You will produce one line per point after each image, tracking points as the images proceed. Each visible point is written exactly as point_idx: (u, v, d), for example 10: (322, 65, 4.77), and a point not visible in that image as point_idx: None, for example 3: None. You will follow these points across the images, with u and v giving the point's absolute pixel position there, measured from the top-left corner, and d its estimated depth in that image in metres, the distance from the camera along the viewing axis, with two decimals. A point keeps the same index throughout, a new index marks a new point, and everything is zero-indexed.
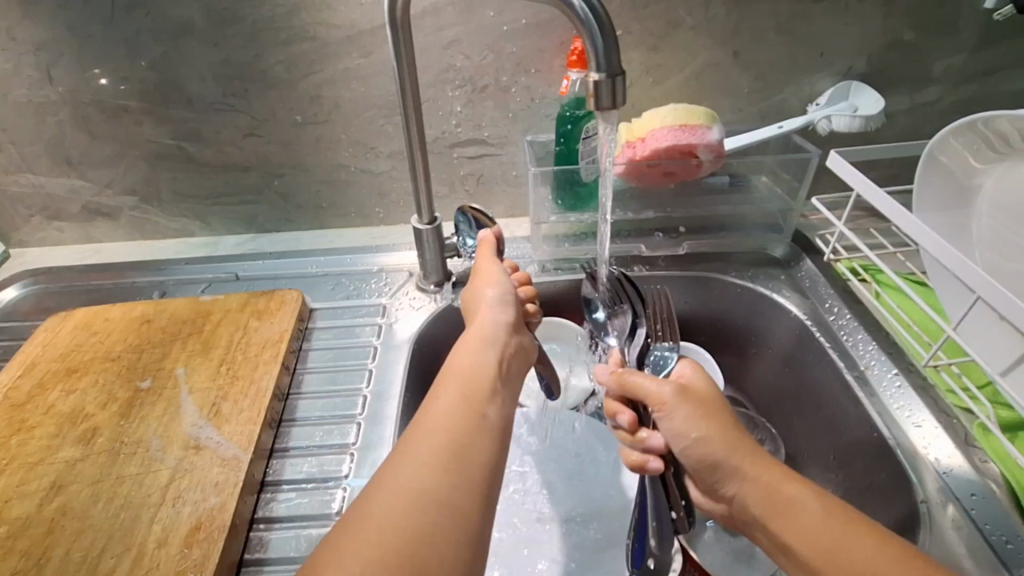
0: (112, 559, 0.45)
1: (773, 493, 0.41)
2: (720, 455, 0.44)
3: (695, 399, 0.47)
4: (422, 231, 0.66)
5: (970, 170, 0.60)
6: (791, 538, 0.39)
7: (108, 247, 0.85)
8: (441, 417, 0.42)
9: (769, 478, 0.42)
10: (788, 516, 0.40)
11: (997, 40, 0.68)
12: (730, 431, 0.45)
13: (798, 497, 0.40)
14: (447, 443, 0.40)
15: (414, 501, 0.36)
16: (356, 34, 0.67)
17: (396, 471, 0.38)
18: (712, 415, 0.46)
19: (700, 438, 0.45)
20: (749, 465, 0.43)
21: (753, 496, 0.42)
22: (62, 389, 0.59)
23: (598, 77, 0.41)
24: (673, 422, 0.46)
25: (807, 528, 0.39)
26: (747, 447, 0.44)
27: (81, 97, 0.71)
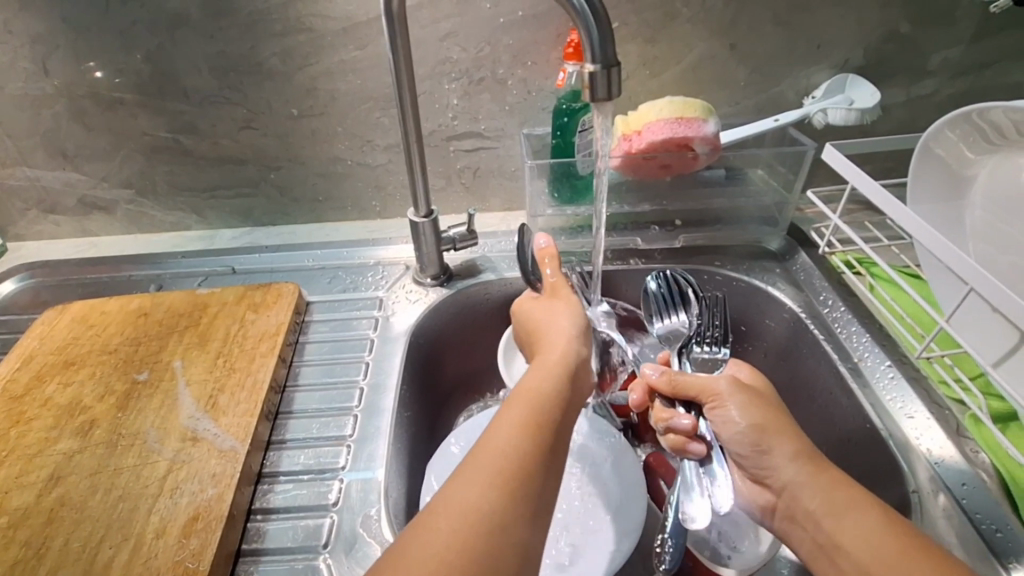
0: (110, 549, 0.45)
1: (834, 498, 0.43)
2: (779, 453, 0.47)
3: (753, 396, 0.51)
4: (418, 223, 0.66)
5: (963, 161, 0.60)
6: (845, 542, 0.41)
7: (105, 240, 0.85)
8: (536, 385, 0.43)
9: (831, 482, 0.44)
10: (848, 517, 0.41)
11: (994, 32, 0.68)
12: (797, 436, 0.48)
13: (860, 506, 0.42)
14: (542, 407, 0.41)
15: (523, 454, 0.37)
16: (351, 26, 0.67)
17: (500, 427, 0.39)
18: (776, 416, 0.49)
19: (767, 436, 0.48)
20: (815, 472, 0.45)
21: (814, 498, 0.44)
22: (60, 381, 0.59)
23: (593, 68, 0.41)
24: (728, 412, 0.50)
25: (863, 535, 0.40)
26: (816, 456, 0.46)
27: (76, 90, 0.71)
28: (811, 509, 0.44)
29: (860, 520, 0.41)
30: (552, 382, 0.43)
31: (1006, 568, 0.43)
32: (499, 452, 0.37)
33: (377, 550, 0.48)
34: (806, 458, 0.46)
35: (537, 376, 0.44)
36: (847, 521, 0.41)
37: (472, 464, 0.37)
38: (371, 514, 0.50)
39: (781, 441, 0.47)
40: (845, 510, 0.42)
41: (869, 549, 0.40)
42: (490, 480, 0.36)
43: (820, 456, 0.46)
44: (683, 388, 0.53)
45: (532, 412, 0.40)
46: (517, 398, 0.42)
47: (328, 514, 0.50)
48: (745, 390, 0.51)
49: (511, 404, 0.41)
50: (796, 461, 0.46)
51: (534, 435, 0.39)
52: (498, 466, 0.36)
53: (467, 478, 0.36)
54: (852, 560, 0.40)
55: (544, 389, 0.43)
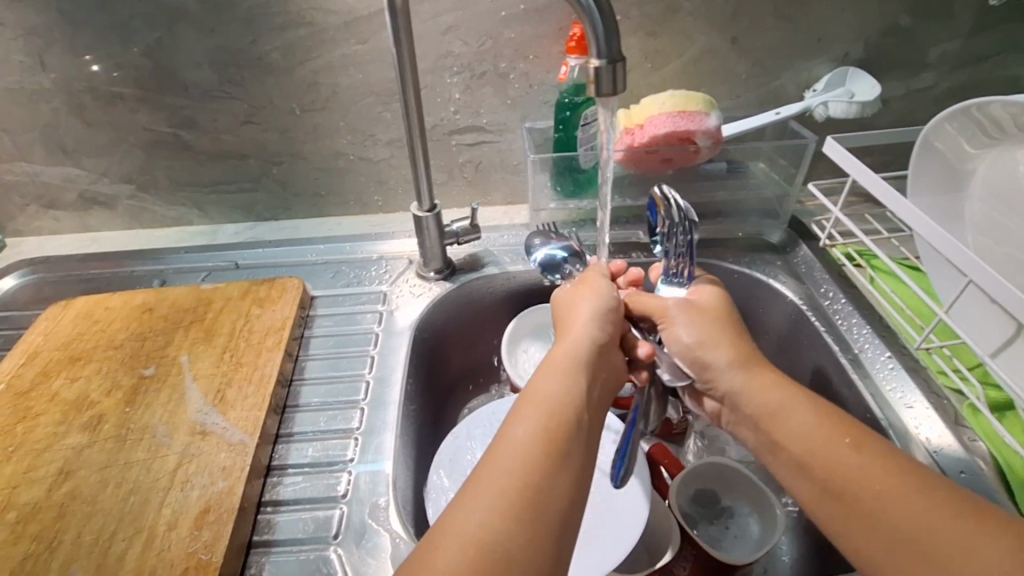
0: (123, 541, 0.46)
1: (769, 396, 0.47)
2: (718, 362, 0.50)
3: (700, 313, 0.53)
4: (422, 218, 0.66)
5: (962, 155, 0.61)
6: (783, 438, 0.45)
7: (105, 236, 0.84)
8: (547, 399, 0.42)
9: (768, 383, 0.48)
10: (781, 416, 0.46)
11: (993, 25, 0.69)
12: (736, 344, 0.50)
13: (793, 403, 0.46)
14: (556, 424, 0.40)
15: (532, 474, 0.37)
16: (352, 20, 0.67)
17: (508, 443, 0.39)
18: (720, 330, 0.51)
19: (707, 350, 0.51)
20: (756, 377, 0.48)
21: (750, 396, 0.48)
22: (66, 377, 0.59)
23: (598, 63, 0.42)
24: (675, 331, 0.53)
25: (799, 431, 0.44)
26: (757, 360, 0.49)
27: (75, 84, 0.71)
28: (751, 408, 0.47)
29: (794, 415, 0.45)
30: (564, 394, 0.43)
31: None
32: (507, 471, 0.37)
33: (387, 540, 0.48)
34: (744, 364, 0.49)
35: (552, 387, 0.43)
36: (782, 418, 0.46)
37: (480, 479, 0.37)
38: (379, 504, 0.51)
39: (718, 352, 0.50)
40: (779, 409, 0.46)
41: (801, 439, 0.44)
42: (501, 499, 0.36)
43: (761, 359, 0.50)
44: (640, 308, 0.56)
45: (541, 427, 0.40)
46: (522, 416, 0.41)
47: (338, 506, 0.51)
48: (692, 308, 0.53)
49: (520, 414, 0.41)
50: (731, 367, 0.49)
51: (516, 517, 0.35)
52: (512, 491, 0.36)
53: (477, 497, 0.36)
54: (789, 452, 0.45)
55: (556, 402, 0.42)
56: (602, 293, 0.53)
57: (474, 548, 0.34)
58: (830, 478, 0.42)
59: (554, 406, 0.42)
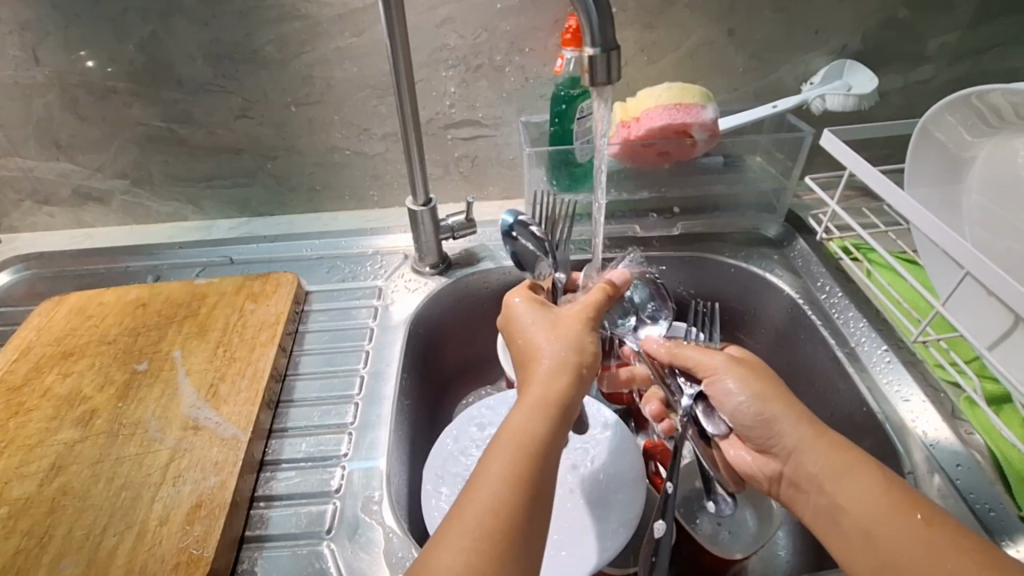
0: (114, 536, 0.45)
1: (833, 460, 0.45)
2: (779, 418, 0.48)
3: (745, 366, 0.51)
4: (417, 212, 0.66)
5: (962, 144, 0.60)
6: (847, 505, 0.43)
7: (100, 232, 0.84)
8: (521, 434, 0.39)
9: (830, 445, 0.46)
10: (845, 480, 0.44)
11: (992, 17, 0.68)
12: (792, 399, 0.49)
13: (861, 469, 0.44)
14: (532, 461, 0.38)
15: (503, 518, 0.35)
16: (347, 12, 0.66)
17: (481, 485, 0.37)
18: (771, 384, 0.50)
19: (763, 405, 0.49)
20: (820, 441, 0.46)
21: (814, 457, 0.46)
22: (58, 372, 0.59)
23: (592, 52, 0.41)
24: (726, 385, 0.51)
25: (864, 499, 0.42)
26: (815, 421, 0.48)
27: (68, 79, 0.70)
28: (816, 471, 0.46)
29: (859, 481, 0.43)
30: (540, 429, 0.39)
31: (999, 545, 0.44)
32: (490, 510, 0.35)
33: (380, 535, 0.48)
34: (803, 420, 0.47)
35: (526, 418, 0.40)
36: (848, 484, 0.43)
37: (457, 525, 0.35)
38: (373, 498, 0.51)
39: (778, 408, 0.48)
40: (844, 471, 0.44)
41: (864, 508, 0.42)
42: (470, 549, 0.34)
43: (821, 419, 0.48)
44: (683, 358, 0.55)
45: (517, 468, 0.37)
46: (497, 458, 0.38)
47: (331, 500, 0.51)
48: (739, 363, 0.51)
49: (495, 449, 0.39)
50: (795, 424, 0.47)
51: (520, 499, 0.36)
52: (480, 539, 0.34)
53: (451, 541, 0.34)
54: (851, 520, 0.43)
55: (532, 438, 0.39)
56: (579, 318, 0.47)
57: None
58: (891, 551, 0.40)
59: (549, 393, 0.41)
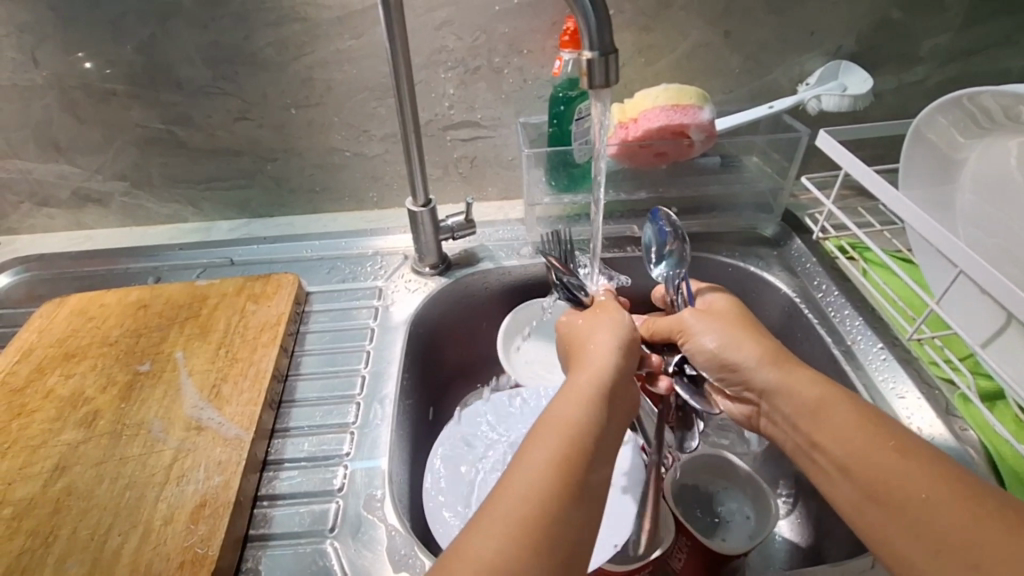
0: (119, 536, 0.46)
1: (807, 398, 0.44)
2: (749, 361, 0.48)
3: (717, 317, 0.51)
4: (416, 213, 0.66)
5: (954, 145, 0.61)
6: (823, 440, 0.42)
7: (99, 234, 0.84)
8: (565, 425, 0.39)
9: (807, 381, 0.45)
10: (820, 416, 0.43)
11: (984, 19, 0.69)
12: (761, 340, 0.48)
13: (834, 403, 0.43)
14: (578, 443, 0.38)
15: (548, 497, 0.35)
16: (346, 15, 0.67)
17: (526, 465, 0.36)
18: (743, 329, 0.50)
19: (732, 351, 0.49)
20: (793, 380, 0.45)
21: (790, 395, 0.45)
22: (61, 373, 0.59)
23: (591, 55, 0.42)
24: (698, 341, 0.51)
25: (840, 432, 0.41)
26: (788, 361, 0.47)
27: (67, 80, 0.70)
28: (792, 406, 0.45)
29: (836, 416, 0.42)
30: (581, 424, 0.39)
31: None
32: (523, 496, 0.35)
33: (383, 533, 0.49)
34: (775, 360, 0.47)
35: (568, 404, 0.41)
36: (825, 419, 0.42)
37: (490, 511, 0.35)
38: (375, 496, 0.51)
39: (747, 351, 0.48)
40: (820, 407, 0.43)
41: (843, 444, 0.41)
42: (511, 527, 0.33)
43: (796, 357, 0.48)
44: (657, 331, 0.55)
45: (564, 447, 0.37)
46: (540, 438, 0.38)
47: (333, 499, 0.51)
48: (709, 315, 0.52)
49: (535, 439, 0.38)
50: (763, 365, 0.47)
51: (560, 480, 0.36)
52: (525, 518, 0.34)
53: (486, 523, 0.34)
54: (828, 455, 0.42)
55: (573, 430, 0.38)
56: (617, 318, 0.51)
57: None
58: (872, 484, 0.39)
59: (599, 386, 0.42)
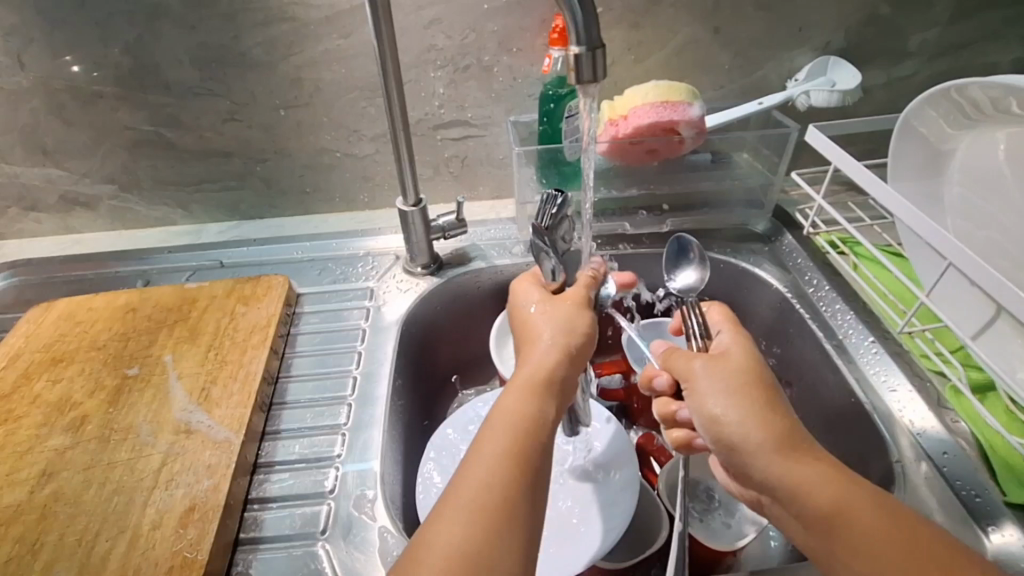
0: (107, 541, 0.45)
1: (829, 503, 0.39)
2: (754, 440, 0.41)
3: (729, 376, 0.44)
4: (408, 213, 0.66)
5: (943, 137, 0.61)
6: (851, 554, 0.37)
7: (87, 237, 0.83)
8: (483, 472, 0.39)
9: (822, 475, 0.40)
10: (841, 525, 0.38)
11: (971, 14, 0.70)
12: (774, 416, 0.42)
13: (862, 512, 0.38)
14: (524, 431, 0.42)
15: (503, 490, 0.39)
16: (335, 14, 0.66)
17: (446, 515, 0.38)
18: (751, 391, 0.43)
19: (735, 423, 0.42)
20: (807, 480, 0.39)
21: (805, 495, 0.39)
22: (47, 379, 0.58)
23: (578, 50, 0.41)
24: (705, 403, 0.44)
25: (872, 546, 0.37)
26: (799, 441, 0.41)
27: (53, 83, 0.70)
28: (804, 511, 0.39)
29: (862, 524, 0.38)
30: (504, 469, 0.39)
31: (985, 531, 0.45)
32: (448, 549, 0.36)
33: (375, 534, 0.48)
34: (755, 421, 0.42)
35: (517, 396, 0.44)
36: (848, 527, 0.38)
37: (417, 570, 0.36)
38: (367, 496, 0.51)
39: (756, 430, 0.41)
40: (838, 515, 0.38)
41: (875, 556, 0.37)
42: (471, 516, 0.37)
43: (803, 438, 0.42)
44: (673, 368, 0.48)
45: (513, 438, 0.41)
46: (491, 432, 0.42)
47: (325, 501, 0.51)
48: (720, 370, 0.45)
49: (461, 480, 0.40)
50: (771, 451, 0.41)
51: (482, 523, 0.37)
52: (476, 503, 0.38)
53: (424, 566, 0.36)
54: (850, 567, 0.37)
55: (496, 474, 0.39)
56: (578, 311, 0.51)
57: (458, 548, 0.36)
58: None
59: (521, 419, 0.42)
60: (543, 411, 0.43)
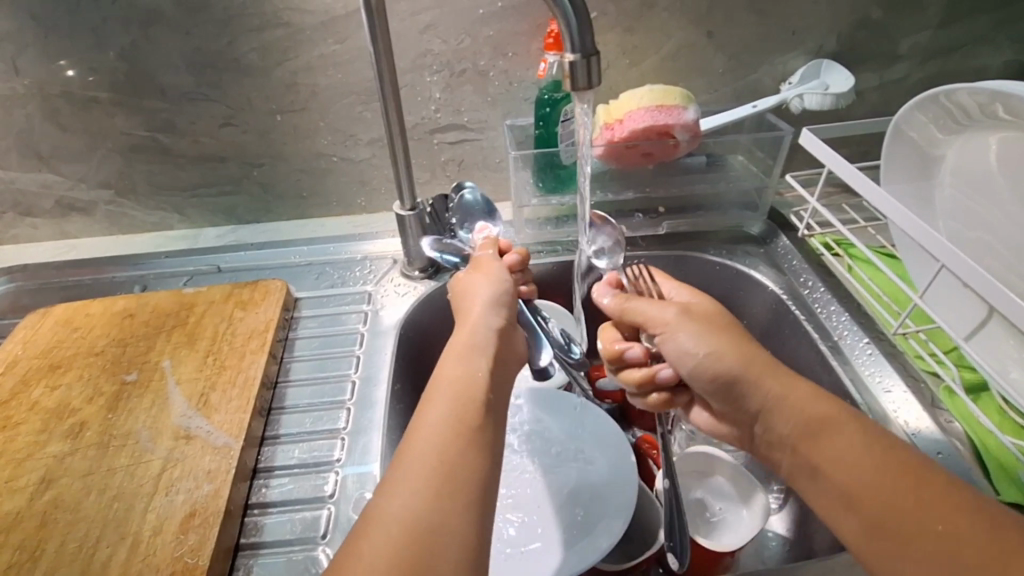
0: (108, 548, 0.45)
1: (809, 422, 0.42)
2: (737, 371, 0.45)
3: (699, 321, 0.49)
4: (404, 217, 0.66)
5: (933, 140, 0.61)
6: (828, 467, 0.40)
7: (84, 243, 0.83)
8: (431, 439, 0.38)
9: (804, 399, 0.43)
10: (823, 438, 0.41)
11: (960, 17, 0.70)
12: (751, 351, 0.46)
13: (842, 431, 0.41)
14: (468, 396, 0.41)
15: (448, 452, 0.37)
16: (330, 19, 0.66)
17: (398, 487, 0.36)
18: (722, 334, 0.48)
19: (718, 360, 0.46)
20: (789, 402, 0.43)
21: (793, 404, 0.43)
22: (46, 385, 0.58)
23: (572, 58, 0.41)
24: (678, 342, 0.49)
25: (847, 460, 0.40)
26: (777, 371, 0.45)
27: (48, 89, 0.70)
28: (789, 421, 0.43)
29: (838, 441, 0.41)
30: (446, 430, 0.39)
31: None
32: (401, 514, 0.35)
33: None
34: (736, 344, 0.47)
35: (458, 360, 0.45)
36: (827, 444, 0.41)
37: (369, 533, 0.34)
38: (366, 500, 0.51)
39: (736, 364, 0.45)
40: (822, 429, 0.41)
41: (850, 471, 0.39)
42: (424, 484, 0.36)
43: (780, 370, 0.45)
44: (631, 311, 0.52)
45: (456, 403, 0.41)
46: (448, 390, 0.42)
47: (325, 506, 0.51)
48: (693, 318, 0.49)
49: (411, 447, 0.38)
50: (757, 380, 0.44)
51: (434, 489, 0.36)
52: (439, 453, 0.37)
53: (376, 530, 0.34)
54: (830, 483, 0.40)
55: (438, 437, 0.38)
56: (495, 274, 0.55)
57: (418, 491, 0.36)
58: (882, 517, 0.37)
59: (464, 383, 0.42)
60: (484, 373, 0.43)
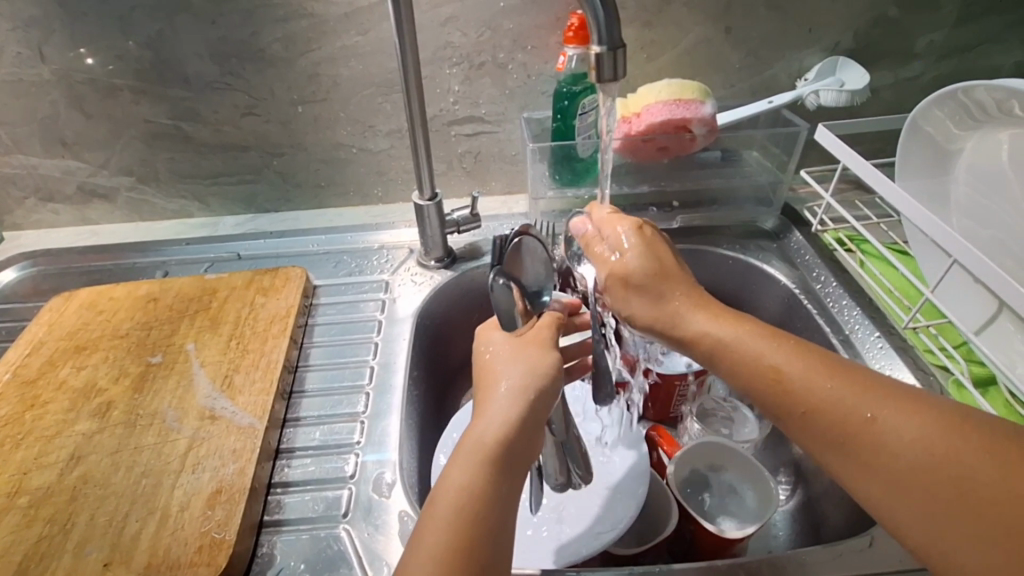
0: (137, 522, 0.47)
1: (717, 345, 0.44)
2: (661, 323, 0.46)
3: (636, 272, 0.47)
4: (423, 207, 0.67)
5: (949, 137, 0.62)
6: (748, 386, 0.43)
7: (104, 230, 0.85)
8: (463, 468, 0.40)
9: (714, 326, 0.45)
10: (736, 357, 0.44)
11: (978, 16, 0.71)
12: (676, 295, 0.46)
13: (753, 343, 0.44)
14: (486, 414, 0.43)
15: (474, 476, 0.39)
16: (353, 11, 0.67)
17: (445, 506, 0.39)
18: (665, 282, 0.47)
19: (647, 309, 0.46)
20: (699, 339, 0.45)
21: (763, 382, 0.43)
22: (73, 365, 0.60)
23: (599, 49, 0.42)
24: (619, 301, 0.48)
25: (763, 376, 0.43)
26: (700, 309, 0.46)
27: (74, 76, 0.71)
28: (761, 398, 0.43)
29: (740, 350, 0.44)
30: (481, 466, 0.40)
31: None
32: (450, 524, 0.38)
33: (394, 518, 0.50)
34: (684, 315, 0.46)
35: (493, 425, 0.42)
36: (735, 362, 0.44)
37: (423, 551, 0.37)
38: (385, 481, 0.53)
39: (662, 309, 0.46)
40: (732, 350, 0.44)
41: (769, 379, 0.42)
42: (464, 500, 0.38)
43: (697, 301, 0.47)
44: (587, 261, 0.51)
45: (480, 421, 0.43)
46: (466, 468, 0.40)
47: (346, 486, 0.52)
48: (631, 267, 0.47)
49: (452, 468, 0.40)
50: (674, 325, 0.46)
51: (480, 500, 0.39)
52: (473, 476, 0.39)
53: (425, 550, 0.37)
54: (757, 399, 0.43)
55: (471, 465, 0.40)
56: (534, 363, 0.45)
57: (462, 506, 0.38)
58: (805, 419, 0.41)
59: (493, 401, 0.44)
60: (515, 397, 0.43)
